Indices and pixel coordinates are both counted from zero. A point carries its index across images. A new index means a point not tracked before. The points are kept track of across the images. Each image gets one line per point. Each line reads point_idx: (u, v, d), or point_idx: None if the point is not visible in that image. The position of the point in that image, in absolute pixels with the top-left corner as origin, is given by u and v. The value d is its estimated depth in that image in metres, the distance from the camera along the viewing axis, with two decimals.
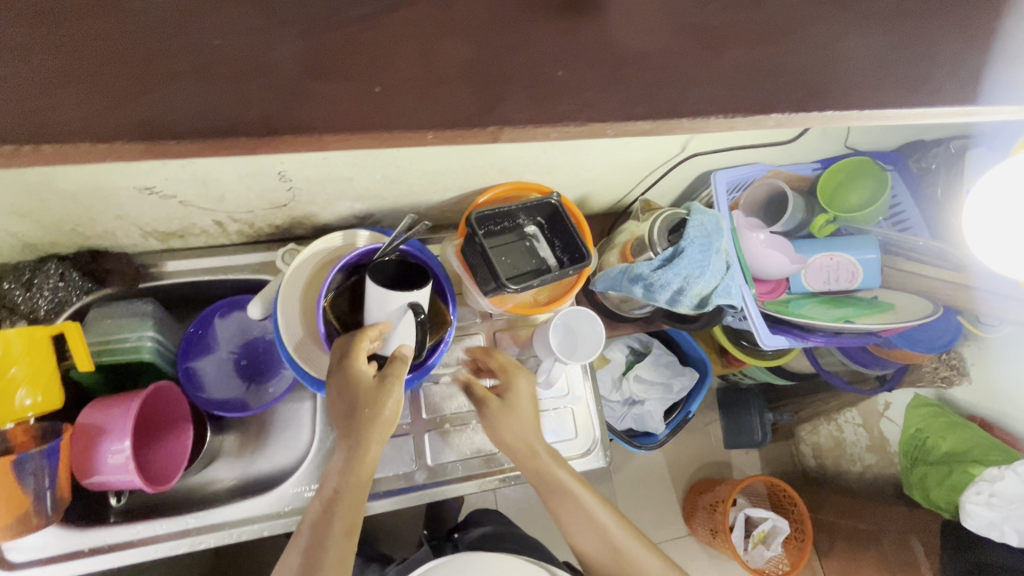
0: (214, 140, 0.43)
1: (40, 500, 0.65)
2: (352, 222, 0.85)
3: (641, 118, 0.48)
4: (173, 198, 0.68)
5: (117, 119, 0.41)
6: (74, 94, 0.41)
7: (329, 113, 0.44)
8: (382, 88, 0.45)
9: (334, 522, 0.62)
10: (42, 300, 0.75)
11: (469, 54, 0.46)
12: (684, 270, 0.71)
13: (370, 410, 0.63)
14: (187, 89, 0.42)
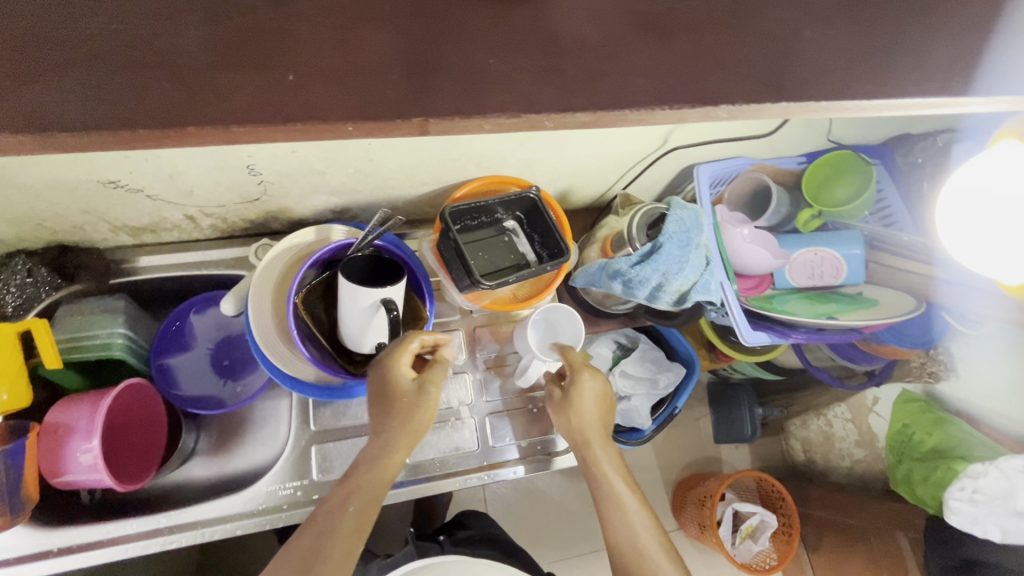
0: (160, 131, 0.41)
1: (5, 498, 0.65)
2: (330, 217, 0.84)
3: (581, 109, 0.46)
4: (140, 191, 0.67)
5: (57, 109, 0.40)
6: (15, 86, 0.39)
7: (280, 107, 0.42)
8: (294, 76, 0.43)
9: (350, 514, 0.65)
10: (9, 297, 0.73)
11: (421, 44, 0.45)
12: (663, 266, 0.69)
13: (406, 412, 0.68)
14: (133, 81, 0.41)
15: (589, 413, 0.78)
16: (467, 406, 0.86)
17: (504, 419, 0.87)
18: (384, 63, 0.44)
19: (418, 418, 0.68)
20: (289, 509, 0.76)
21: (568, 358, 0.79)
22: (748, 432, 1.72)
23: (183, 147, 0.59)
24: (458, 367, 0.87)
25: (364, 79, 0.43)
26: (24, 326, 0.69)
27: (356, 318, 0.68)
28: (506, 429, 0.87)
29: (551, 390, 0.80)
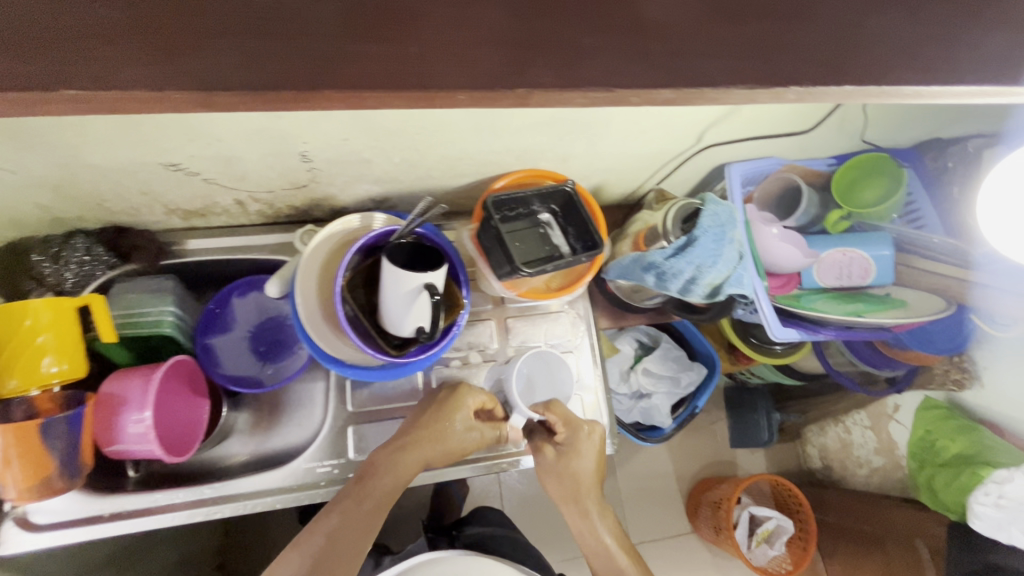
0: (238, 96, 0.41)
1: (64, 464, 0.67)
2: (371, 206, 0.86)
3: (666, 86, 0.47)
4: (198, 175, 0.70)
5: (123, 70, 0.40)
6: (76, 47, 0.39)
7: (346, 75, 0.43)
8: (419, 47, 0.43)
9: (372, 513, 0.72)
10: (69, 274, 0.78)
11: (486, 9, 0.44)
12: (697, 260, 0.71)
13: (448, 438, 0.78)
14: (195, 43, 0.40)
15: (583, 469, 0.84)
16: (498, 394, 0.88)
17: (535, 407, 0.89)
18: (445, 30, 0.44)
19: (454, 441, 0.79)
20: (326, 486, 0.79)
21: (557, 413, 0.82)
22: (765, 437, 1.72)
23: (245, 132, 0.62)
24: (488, 356, 0.89)
25: (432, 45, 0.43)
26: (84, 301, 0.73)
27: (399, 300, 0.70)
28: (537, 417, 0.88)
29: (545, 448, 0.84)
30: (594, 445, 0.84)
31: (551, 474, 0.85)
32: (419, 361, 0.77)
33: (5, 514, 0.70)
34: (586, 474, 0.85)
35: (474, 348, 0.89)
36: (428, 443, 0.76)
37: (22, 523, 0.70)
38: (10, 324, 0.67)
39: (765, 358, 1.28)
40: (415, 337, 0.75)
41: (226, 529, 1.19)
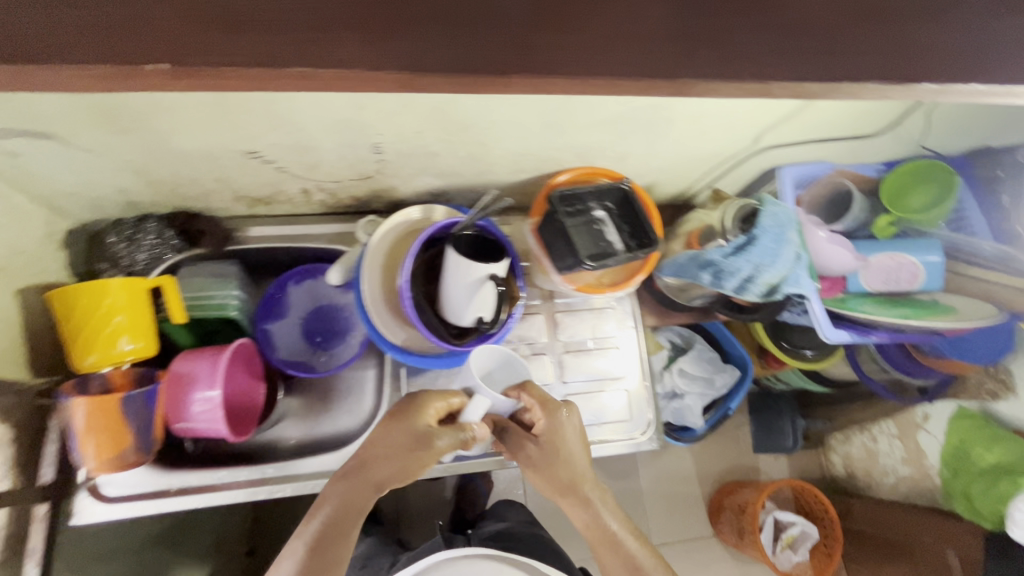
0: (452, 76, 0.44)
1: (140, 439, 0.69)
2: (428, 199, 0.88)
3: (818, 81, 0.49)
4: (273, 163, 0.72)
5: (263, 52, 0.42)
6: (212, 32, 0.41)
7: (453, 61, 0.44)
8: (611, 37, 0.46)
9: (339, 544, 0.66)
10: (141, 255, 0.80)
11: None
12: (755, 259, 0.73)
13: (401, 453, 0.70)
14: (314, 25, 0.42)
15: (574, 453, 0.75)
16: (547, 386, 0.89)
17: (583, 400, 0.90)
18: (553, 19, 0.45)
19: (418, 460, 0.70)
20: None
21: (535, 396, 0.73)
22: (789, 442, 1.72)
23: (326, 121, 0.64)
24: (536, 349, 0.91)
25: (538, 35, 0.45)
26: (155, 283, 0.75)
27: (464, 289, 0.72)
28: (585, 410, 0.90)
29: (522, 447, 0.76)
30: (577, 426, 0.76)
31: (539, 473, 0.76)
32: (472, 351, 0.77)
33: (77, 483, 0.72)
34: (580, 465, 0.75)
35: (522, 341, 0.90)
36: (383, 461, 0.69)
37: (93, 491, 0.73)
38: (88, 303, 0.69)
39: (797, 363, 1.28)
40: (474, 327, 0.77)
41: None
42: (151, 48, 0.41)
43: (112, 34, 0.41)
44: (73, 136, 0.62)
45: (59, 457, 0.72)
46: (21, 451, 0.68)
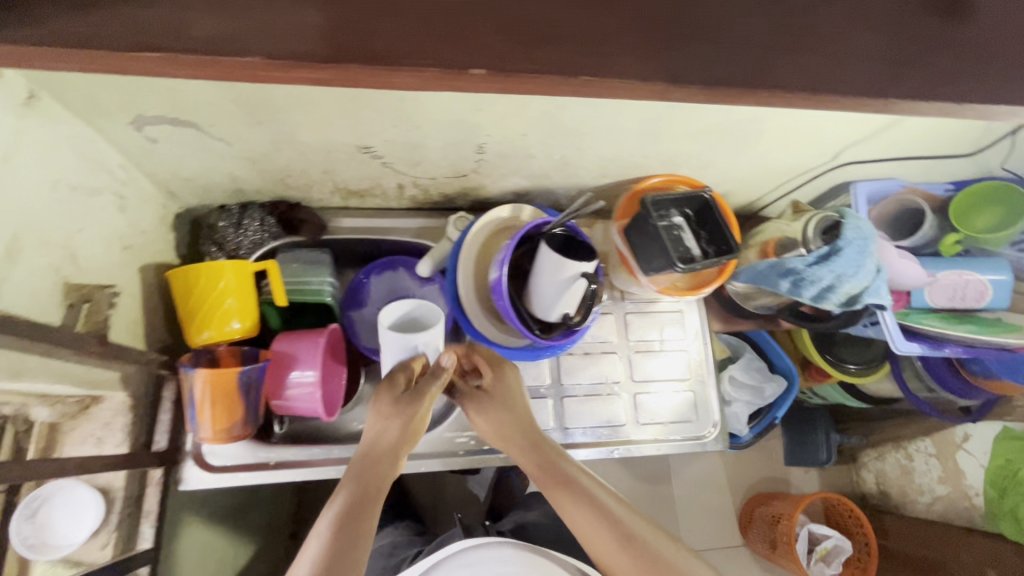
0: (706, 89, 0.48)
1: (247, 413, 0.73)
2: (510, 199, 0.92)
3: (1014, 103, 0.50)
4: (380, 159, 0.76)
5: (453, 55, 0.44)
6: (402, 36, 0.44)
7: (698, 72, 0.47)
8: (836, 57, 0.49)
9: (365, 521, 0.61)
10: (246, 240, 0.84)
11: (816, 26, 0.49)
12: (838, 269, 0.75)
13: (397, 420, 0.70)
14: (593, 39, 0.46)
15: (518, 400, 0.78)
16: (617, 383, 0.93)
17: (653, 400, 0.93)
18: (784, 39, 0.48)
19: (414, 424, 0.71)
20: (464, 455, 0.85)
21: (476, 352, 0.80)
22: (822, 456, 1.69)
23: (444, 121, 0.68)
24: (605, 348, 0.94)
25: (764, 53, 0.48)
26: (260, 267, 0.79)
27: (555, 285, 0.75)
28: (655, 409, 0.93)
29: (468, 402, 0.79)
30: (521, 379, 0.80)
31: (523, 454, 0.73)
32: (559, 345, 0.81)
33: (185, 452, 0.76)
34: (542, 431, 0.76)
35: (595, 341, 0.94)
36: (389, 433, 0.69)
37: (199, 461, 0.75)
38: (205, 284, 0.73)
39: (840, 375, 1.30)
40: (561, 323, 0.79)
41: (302, 498, 1.23)
42: (338, 49, 0.43)
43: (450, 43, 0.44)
44: (212, 126, 0.65)
45: (172, 425, 0.76)
46: (139, 420, 0.73)
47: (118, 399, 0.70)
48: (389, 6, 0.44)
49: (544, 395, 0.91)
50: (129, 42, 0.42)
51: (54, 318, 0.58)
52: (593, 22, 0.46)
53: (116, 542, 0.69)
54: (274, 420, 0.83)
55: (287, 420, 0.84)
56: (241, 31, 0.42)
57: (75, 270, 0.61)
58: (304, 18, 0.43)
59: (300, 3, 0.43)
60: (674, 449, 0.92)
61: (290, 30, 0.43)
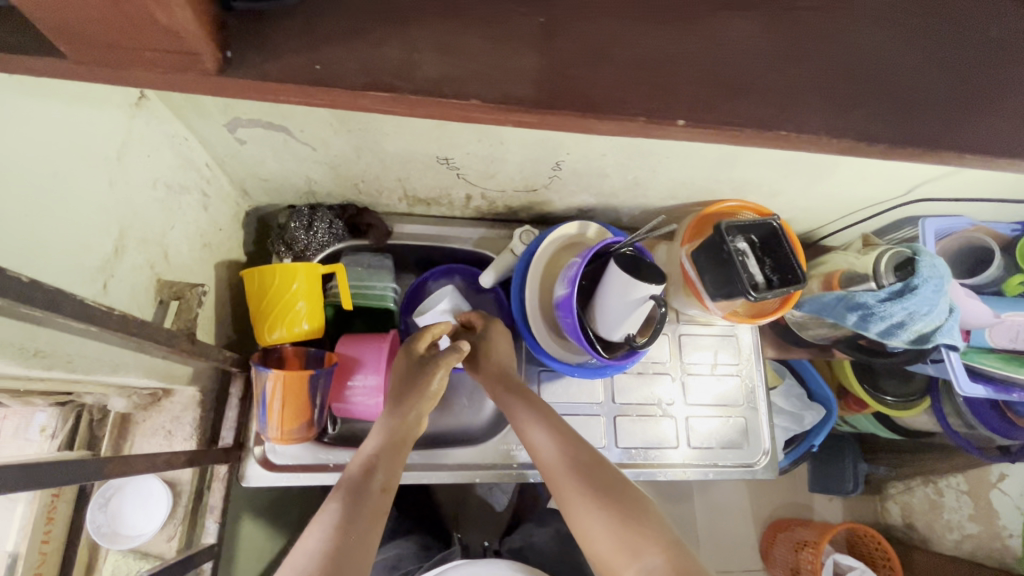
0: (840, 140, 0.47)
1: (316, 415, 0.74)
2: (573, 215, 0.92)
3: None
4: (456, 170, 0.77)
5: (578, 92, 0.44)
6: (535, 74, 0.44)
7: (860, 124, 0.47)
8: (956, 112, 0.48)
9: (392, 469, 0.65)
10: (314, 243, 0.83)
11: (947, 84, 0.49)
12: (912, 306, 0.75)
13: (418, 385, 0.73)
14: (727, 86, 0.46)
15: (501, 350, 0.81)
16: (669, 404, 0.93)
17: (705, 424, 0.93)
18: (933, 99, 0.48)
19: (433, 387, 0.74)
20: (517, 468, 0.84)
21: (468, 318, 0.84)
22: (848, 486, 1.50)
23: (528, 138, 0.68)
24: (658, 369, 0.94)
25: (924, 112, 0.48)
26: (329, 270, 0.80)
27: (621, 306, 0.74)
28: (706, 432, 0.92)
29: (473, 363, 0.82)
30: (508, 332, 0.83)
31: (525, 426, 0.72)
32: (618, 365, 0.80)
33: (249, 451, 0.74)
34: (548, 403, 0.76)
35: (649, 361, 0.94)
36: (408, 390, 0.72)
37: (263, 461, 0.74)
38: (279, 284, 0.75)
39: (877, 407, 1.18)
40: (624, 343, 0.79)
41: None
42: (476, 83, 0.44)
43: (655, 94, 0.45)
44: (302, 131, 0.65)
45: (238, 421, 0.75)
46: (206, 415, 0.73)
47: (188, 393, 0.72)
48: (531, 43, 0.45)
49: (596, 413, 0.91)
50: (303, 66, 0.43)
51: (147, 314, 0.60)
52: (795, 83, 0.47)
53: (182, 536, 0.71)
54: (328, 421, 0.82)
55: (340, 421, 0.84)
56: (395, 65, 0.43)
57: (166, 267, 0.63)
58: (521, 64, 0.44)
59: (439, 40, 0.44)
60: (722, 474, 0.91)
61: (504, 74, 0.44)
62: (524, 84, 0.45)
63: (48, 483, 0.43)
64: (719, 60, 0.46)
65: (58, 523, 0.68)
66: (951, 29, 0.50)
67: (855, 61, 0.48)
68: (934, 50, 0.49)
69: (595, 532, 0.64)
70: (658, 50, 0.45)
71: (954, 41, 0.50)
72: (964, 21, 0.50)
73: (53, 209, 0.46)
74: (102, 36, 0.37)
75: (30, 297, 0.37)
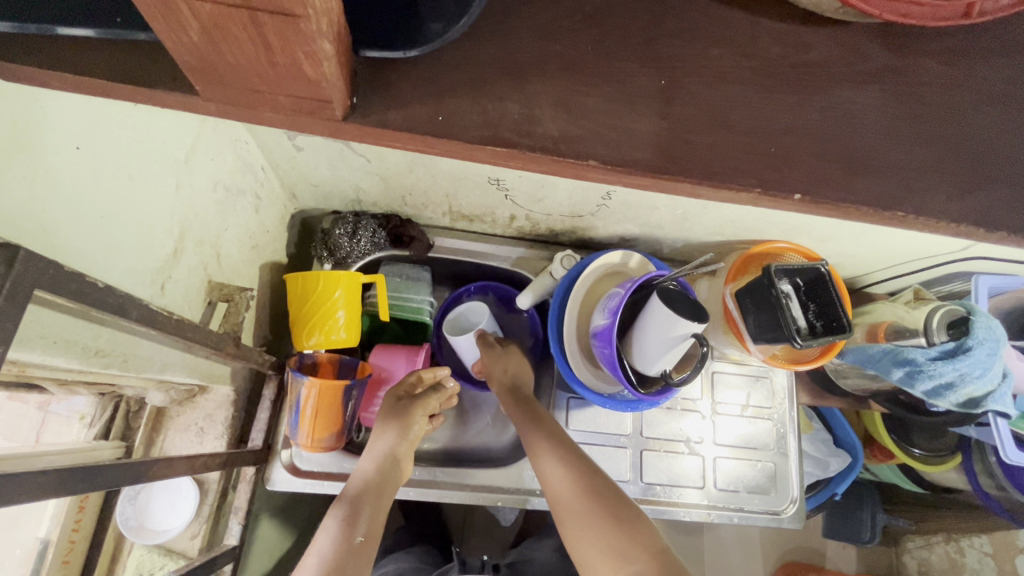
0: (884, 212, 0.48)
1: (345, 426, 0.74)
2: (614, 242, 0.92)
3: None
4: (506, 191, 0.76)
5: (634, 149, 0.47)
6: (598, 131, 0.47)
7: (917, 188, 0.49)
8: (1003, 195, 0.50)
9: (374, 513, 0.64)
10: (356, 252, 0.83)
11: (990, 164, 0.50)
12: (964, 368, 0.72)
13: (396, 426, 0.72)
14: (777, 155, 0.48)
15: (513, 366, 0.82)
16: (696, 442, 0.91)
17: (732, 466, 0.90)
18: (1001, 174, 0.50)
19: (415, 431, 0.74)
20: (539, 495, 0.82)
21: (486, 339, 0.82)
22: (865, 536, 1.38)
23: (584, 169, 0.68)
24: (688, 405, 0.92)
25: (986, 187, 0.49)
26: (369, 279, 0.80)
27: (661, 342, 0.72)
28: (732, 474, 0.90)
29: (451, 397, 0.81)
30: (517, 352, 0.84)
31: (535, 446, 0.70)
32: (652, 399, 0.79)
33: (277, 453, 0.74)
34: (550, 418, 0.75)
35: (679, 397, 0.92)
36: (389, 424, 0.72)
37: (289, 464, 0.74)
38: (321, 290, 0.74)
39: (901, 459, 1.11)
40: (659, 378, 0.78)
41: None
42: (541, 137, 0.46)
43: (770, 166, 0.48)
44: (360, 145, 0.65)
45: (268, 424, 0.75)
46: (237, 415, 0.74)
47: (223, 392, 0.73)
48: (593, 102, 0.47)
49: (621, 444, 0.89)
50: (379, 104, 0.46)
51: (196, 314, 0.61)
52: (897, 158, 0.49)
53: (205, 533, 0.72)
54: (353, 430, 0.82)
55: (364, 429, 0.83)
56: (463, 117, 0.46)
57: (217, 268, 0.64)
58: (608, 113, 0.47)
59: (508, 94, 0.47)
60: (745, 519, 0.88)
61: (548, 128, 0.46)
62: (631, 143, 0.47)
63: (95, 483, 0.43)
64: (832, 134, 0.48)
65: (88, 513, 0.68)
66: (1008, 116, 0.51)
67: (905, 141, 0.49)
68: (1017, 135, 0.51)
69: (579, 540, 0.63)
70: (716, 111, 0.48)
71: (1006, 127, 0.51)
72: (1016, 107, 0.51)
73: (127, 212, 0.47)
74: (247, 81, 0.39)
75: (104, 302, 0.37)
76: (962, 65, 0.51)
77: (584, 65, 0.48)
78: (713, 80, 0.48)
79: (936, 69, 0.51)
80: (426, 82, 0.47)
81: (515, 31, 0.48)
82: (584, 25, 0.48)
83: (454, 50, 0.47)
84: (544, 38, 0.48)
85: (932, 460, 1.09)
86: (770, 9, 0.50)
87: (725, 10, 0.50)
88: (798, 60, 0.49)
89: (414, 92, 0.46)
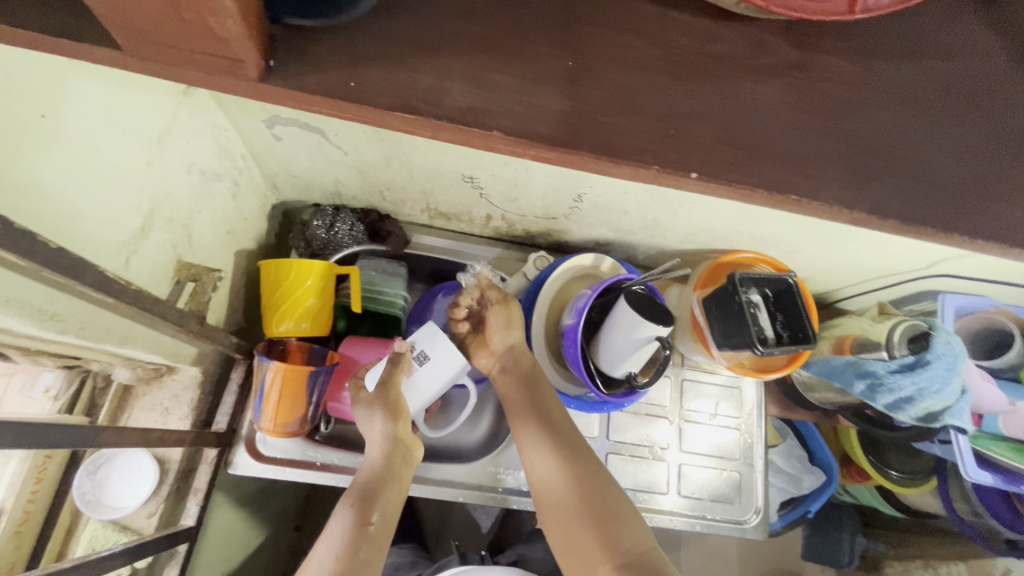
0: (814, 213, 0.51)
1: (306, 412, 0.74)
2: (590, 246, 0.93)
3: None
4: (480, 189, 0.78)
5: (583, 143, 0.48)
6: (548, 125, 0.48)
7: (847, 190, 0.51)
8: (938, 203, 0.51)
9: (385, 499, 0.64)
10: (331, 244, 0.85)
11: (925, 175, 0.52)
12: (922, 382, 0.74)
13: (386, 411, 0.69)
14: (719, 156, 0.50)
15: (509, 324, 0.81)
16: (665, 449, 0.91)
17: (699, 473, 0.91)
18: (938, 183, 0.52)
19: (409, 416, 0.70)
20: (500, 494, 0.83)
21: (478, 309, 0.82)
22: (844, 560, 1.34)
23: (552, 168, 0.69)
24: (655, 411, 0.92)
25: (923, 197, 0.51)
26: (344, 270, 0.81)
27: (626, 344, 0.72)
28: (698, 482, 0.90)
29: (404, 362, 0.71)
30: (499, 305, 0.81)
31: (520, 439, 0.73)
32: (619, 402, 0.79)
33: (240, 438, 0.75)
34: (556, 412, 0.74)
35: (646, 402, 0.93)
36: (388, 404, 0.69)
37: (251, 448, 0.74)
38: (293, 280, 0.76)
39: (876, 480, 1.10)
40: (624, 381, 0.78)
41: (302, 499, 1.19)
42: (492, 129, 0.48)
43: (714, 167, 0.49)
44: (336, 135, 0.66)
45: (234, 408, 0.76)
46: (204, 398, 0.75)
47: (190, 374, 0.74)
48: (544, 98, 0.49)
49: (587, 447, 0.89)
50: (335, 88, 0.47)
51: (162, 292, 0.63)
52: (836, 164, 0.51)
53: (165, 511, 0.72)
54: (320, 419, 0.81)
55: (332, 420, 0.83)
56: (419, 106, 0.48)
57: (188, 249, 0.66)
58: (554, 105, 0.49)
59: (466, 86, 0.49)
60: (709, 527, 0.89)
61: (500, 119, 0.48)
62: (578, 140, 0.49)
63: (39, 444, 0.44)
64: (774, 142, 0.50)
65: (45, 485, 0.71)
66: (947, 129, 0.53)
67: (846, 147, 0.51)
68: (957, 146, 0.53)
69: (567, 538, 0.65)
70: (663, 112, 0.50)
71: (944, 139, 0.53)
72: (956, 120, 0.53)
73: (89, 183, 0.49)
74: (163, 36, 0.41)
75: (55, 264, 0.39)
76: (907, 78, 0.53)
77: (541, 64, 0.49)
78: (661, 84, 0.50)
79: (882, 81, 0.53)
80: (384, 71, 0.48)
81: (477, 27, 0.50)
82: (536, 20, 0.50)
83: (416, 42, 0.49)
84: (503, 35, 0.50)
85: (906, 482, 1.08)
86: (720, 18, 0.53)
87: (673, 13, 0.52)
88: (746, 64, 0.51)
89: (372, 81, 0.48)
